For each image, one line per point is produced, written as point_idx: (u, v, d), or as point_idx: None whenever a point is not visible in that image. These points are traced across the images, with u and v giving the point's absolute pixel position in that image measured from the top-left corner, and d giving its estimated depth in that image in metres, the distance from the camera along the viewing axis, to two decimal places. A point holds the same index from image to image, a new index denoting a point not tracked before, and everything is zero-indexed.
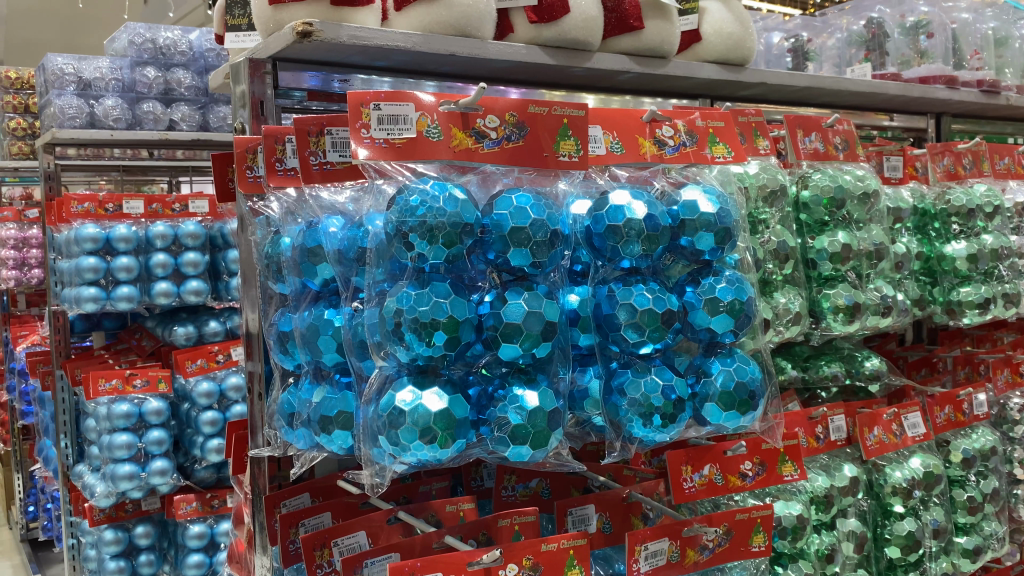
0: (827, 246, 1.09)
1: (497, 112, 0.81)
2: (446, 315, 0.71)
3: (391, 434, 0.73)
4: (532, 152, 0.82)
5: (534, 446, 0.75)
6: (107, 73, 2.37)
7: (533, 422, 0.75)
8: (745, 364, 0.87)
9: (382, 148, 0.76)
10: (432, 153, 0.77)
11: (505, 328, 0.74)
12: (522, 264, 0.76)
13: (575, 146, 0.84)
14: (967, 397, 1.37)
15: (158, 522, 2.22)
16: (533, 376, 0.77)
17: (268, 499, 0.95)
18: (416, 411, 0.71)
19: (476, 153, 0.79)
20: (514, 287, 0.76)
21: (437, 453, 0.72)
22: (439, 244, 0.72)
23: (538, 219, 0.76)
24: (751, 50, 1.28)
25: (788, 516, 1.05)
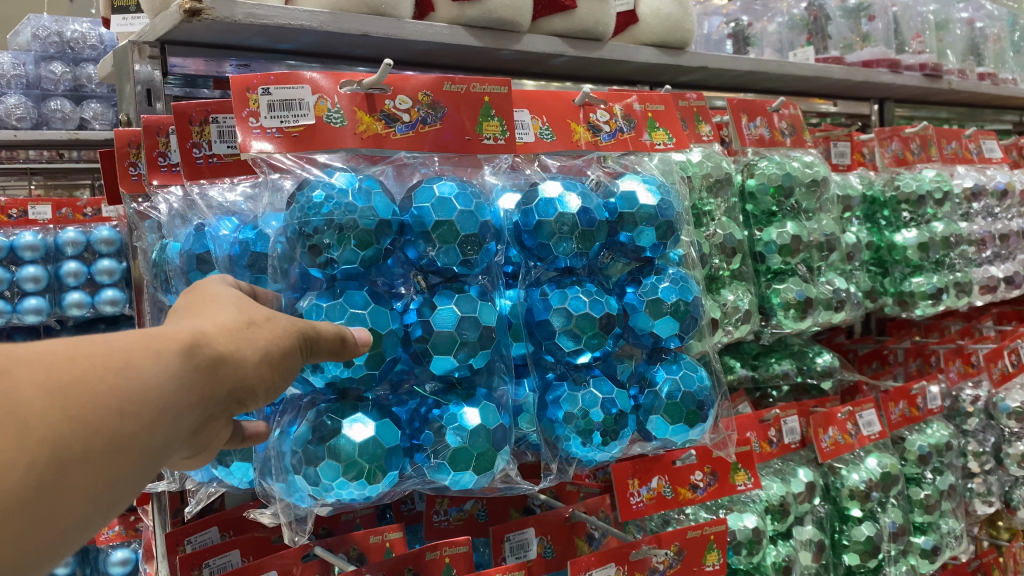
0: (775, 238, 1.02)
1: (408, 92, 0.71)
2: (365, 329, 0.62)
3: (307, 472, 0.63)
4: (452, 136, 0.73)
5: (478, 472, 0.66)
6: (9, 69, 2.19)
7: (476, 445, 0.65)
8: (693, 372, 0.79)
9: (275, 139, 0.67)
10: (336, 142, 0.68)
11: (436, 339, 0.64)
12: (453, 263, 0.66)
13: (500, 128, 0.76)
14: (920, 391, 1.33)
15: (77, 549, 2.03)
16: (472, 391, 0.68)
17: (169, 536, 0.83)
18: (335, 444, 0.62)
19: (387, 139, 0.70)
20: (443, 291, 0.67)
21: (366, 488, 0.63)
22: (351, 245, 0.62)
23: (466, 211, 0.67)
24: (691, 32, 1.20)
25: (742, 529, 0.98)
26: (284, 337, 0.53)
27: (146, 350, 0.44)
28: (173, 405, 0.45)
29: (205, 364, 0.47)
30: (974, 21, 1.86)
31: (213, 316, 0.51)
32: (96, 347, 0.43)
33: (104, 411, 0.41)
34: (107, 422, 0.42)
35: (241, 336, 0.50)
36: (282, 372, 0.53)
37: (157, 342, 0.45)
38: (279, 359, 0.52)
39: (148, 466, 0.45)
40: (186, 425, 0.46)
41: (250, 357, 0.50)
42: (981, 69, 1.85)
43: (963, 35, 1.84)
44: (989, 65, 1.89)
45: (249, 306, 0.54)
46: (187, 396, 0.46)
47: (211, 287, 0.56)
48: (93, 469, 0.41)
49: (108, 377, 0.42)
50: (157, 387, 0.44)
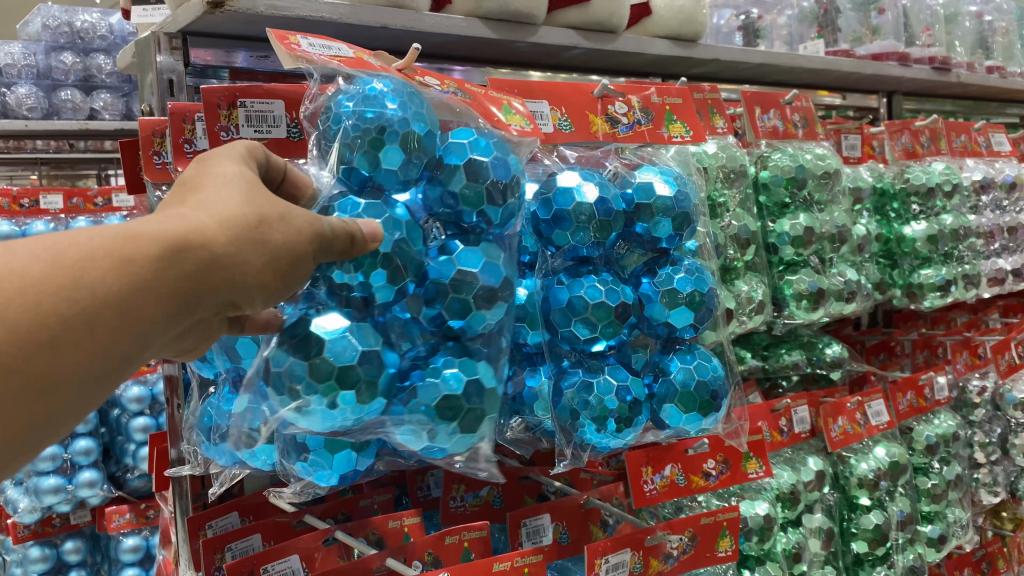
0: (788, 230, 1.03)
1: (437, 75, 0.77)
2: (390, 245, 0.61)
3: (296, 365, 0.58)
4: (480, 109, 0.74)
5: (461, 427, 0.63)
6: (19, 59, 2.19)
7: (469, 395, 0.62)
8: (707, 362, 0.80)
9: (317, 57, 0.68)
10: (378, 72, 0.71)
11: (455, 279, 0.62)
12: (478, 206, 0.65)
13: (523, 121, 0.76)
14: (929, 382, 1.34)
15: (89, 536, 2.02)
16: (472, 348, 0.65)
17: (191, 521, 0.85)
18: (336, 342, 0.58)
19: (427, 95, 0.72)
20: (463, 238, 0.66)
21: (349, 404, 0.59)
22: (395, 146, 0.62)
23: (500, 160, 0.66)
24: (704, 25, 1.21)
25: (754, 516, 0.99)
26: (296, 241, 0.53)
27: (115, 259, 0.47)
28: (134, 318, 0.48)
29: (187, 270, 0.49)
30: (983, 15, 1.86)
31: (221, 209, 0.51)
32: (44, 269, 0.46)
33: (46, 334, 0.45)
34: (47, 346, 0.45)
35: (244, 235, 0.51)
36: (291, 275, 0.53)
37: (126, 254, 0.47)
38: (290, 261, 0.53)
39: (115, 369, 0.49)
40: (158, 330, 0.50)
41: (252, 259, 0.51)
42: (989, 63, 1.85)
43: (971, 28, 1.84)
44: (997, 58, 1.89)
45: (267, 193, 0.54)
46: (160, 298, 0.49)
47: (222, 163, 0.56)
48: (39, 384, 0.46)
49: (56, 300, 0.45)
50: (117, 304, 0.47)
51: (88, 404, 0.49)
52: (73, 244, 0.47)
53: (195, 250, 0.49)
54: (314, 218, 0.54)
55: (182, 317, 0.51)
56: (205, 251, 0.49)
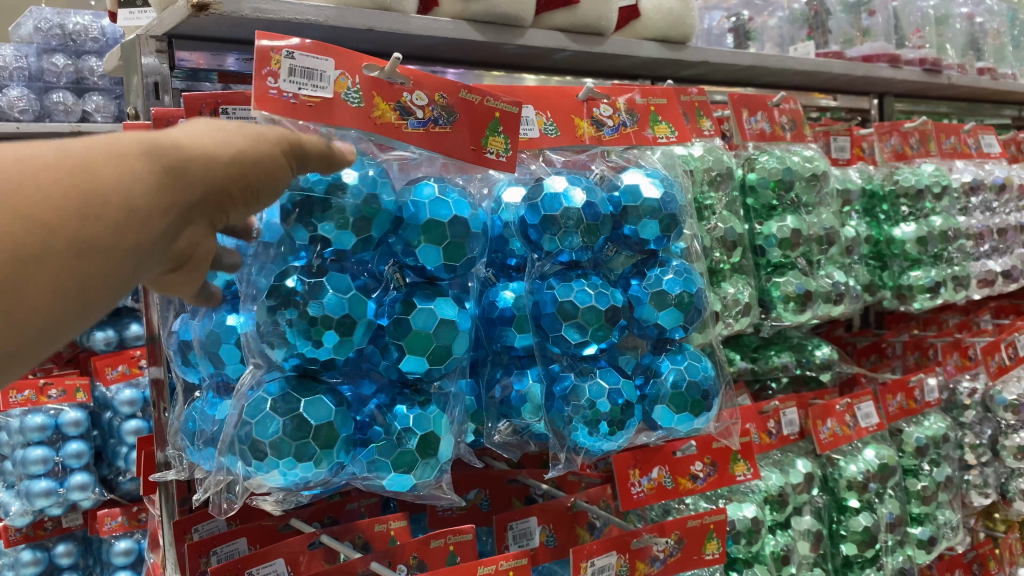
0: (775, 232, 1.03)
1: (427, 89, 0.73)
2: (344, 313, 0.62)
3: (256, 442, 0.63)
4: (458, 143, 0.74)
5: (419, 475, 0.67)
6: (11, 62, 2.19)
7: (423, 450, 0.66)
8: (697, 361, 0.80)
9: (286, 103, 0.66)
10: (349, 119, 0.69)
11: (410, 341, 0.65)
12: (433, 263, 0.67)
13: (504, 144, 0.76)
14: (919, 384, 1.34)
15: (81, 540, 2.02)
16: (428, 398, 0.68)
17: (176, 525, 0.85)
18: (292, 420, 0.62)
19: (400, 130, 0.71)
20: (421, 291, 0.67)
21: (310, 475, 0.63)
22: (346, 228, 0.63)
23: (458, 217, 0.67)
24: (693, 27, 1.21)
25: (741, 519, 0.99)
26: (263, 142, 0.52)
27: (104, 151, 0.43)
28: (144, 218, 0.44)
29: (172, 163, 0.46)
30: (975, 16, 1.86)
31: (184, 128, 0.49)
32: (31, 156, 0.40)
33: (60, 211, 0.40)
34: (63, 222, 0.40)
35: (214, 137, 0.49)
36: (266, 177, 0.52)
37: (122, 149, 0.44)
38: (262, 160, 0.51)
39: (129, 273, 0.44)
40: (164, 233, 0.45)
41: (227, 156, 0.49)
42: (981, 64, 1.86)
43: (962, 30, 1.84)
44: (988, 59, 1.89)
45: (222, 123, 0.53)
46: (155, 193, 0.45)
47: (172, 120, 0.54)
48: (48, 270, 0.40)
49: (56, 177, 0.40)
50: (126, 194, 0.43)
51: (91, 312, 0.43)
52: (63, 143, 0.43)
53: (178, 151, 0.46)
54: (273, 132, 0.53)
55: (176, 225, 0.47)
56: (189, 150, 0.47)
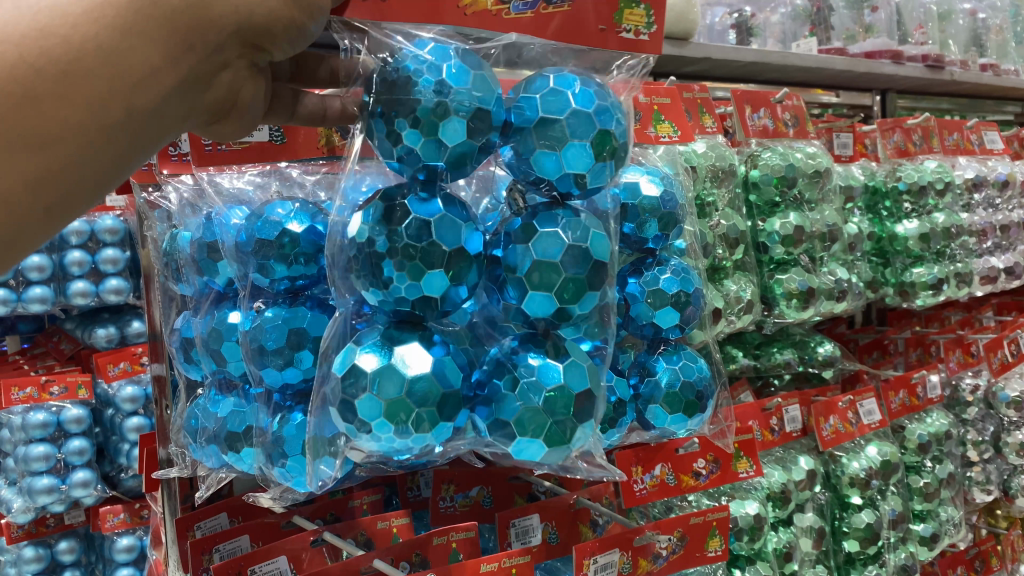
0: (778, 229, 1.03)
1: None
2: (447, 246, 0.53)
3: (348, 404, 0.54)
4: (579, 25, 0.65)
5: (547, 444, 0.56)
6: None
7: (553, 407, 0.56)
8: (692, 362, 0.79)
9: (362, 4, 0.58)
10: (438, 12, 0.60)
11: (531, 271, 0.55)
12: (554, 173, 0.57)
13: (642, 18, 0.68)
14: (921, 380, 1.34)
15: (83, 536, 2.02)
16: (561, 346, 0.59)
17: (179, 522, 0.85)
18: (384, 375, 0.53)
19: (500, 17, 0.62)
20: (545, 212, 0.57)
21: (412, 439, 0.53)
22: (436, 138, 0.54)
23: (579, 111, 0.57)
24: (694, 24, 1.20)
25: (744, 515, 0.99)
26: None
27: (94, 23, 0.50)
28: (136, 71, 0.52)
29: (167, 27, 0.52)
30: (978, 13, 1.85)
31: None
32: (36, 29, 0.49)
33: (57, 85, 0.50)
34: (61, 94, 0.50)
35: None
36: (291, 23, 0.56)
37: (102, 9, 0.50)
38: (284, 4, 0.55)
39: (133, 128, 0.54)
40: (163, 87, 0.53)
41: (235, 7, 0.53)
42: (984, 60, 1.85)
43: (964, 26, 1.84)
44: (991, 56, 1.88)
45: None
46: (146, 60, 0.52)
47: None
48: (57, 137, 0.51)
49: (51, 53, 0.49)
50: (104, 63, 0.50)
51: (107, 161, 0.54)
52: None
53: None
54: None
55: (182, 82, 0.55)
56: (178, 4, 0.52)
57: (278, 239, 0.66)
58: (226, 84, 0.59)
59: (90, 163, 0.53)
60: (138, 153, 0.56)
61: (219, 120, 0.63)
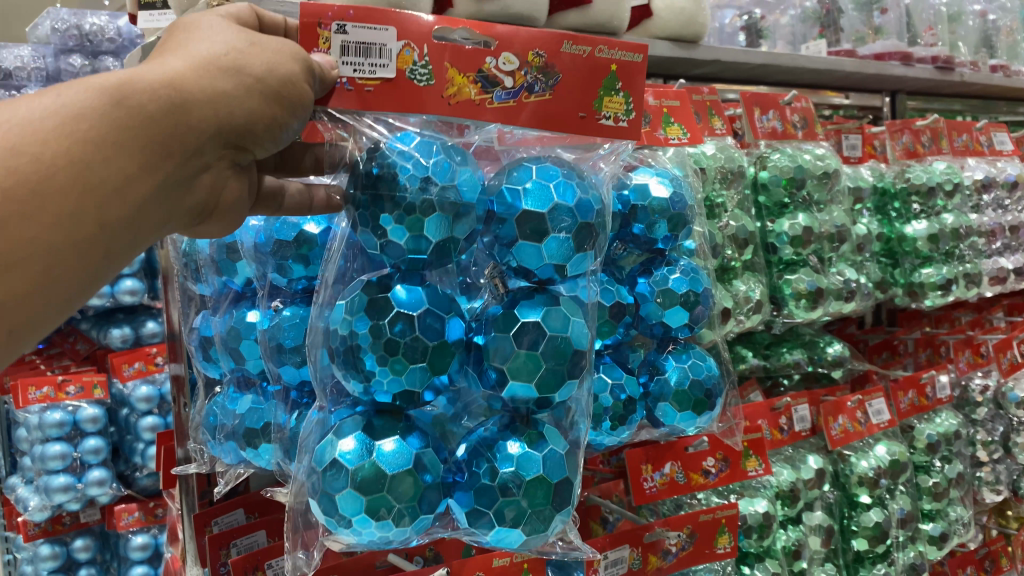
0: (787, 230, 1.04)
1: (515, 51, 0.67)
2: (424, 340, 0.57)
3: (329, 497, 0.57)
4: (559, 107, 0.68)
5: (527, 533, 0.60)
6: (29, 62, 2.18)
7: (530, 498, 0.59)
8: (701, 361, 0.81)
9: (345, 91, 0.63)
10: (420, 103, 0.64)
11: (512, 364, 0.59)
12: (534, 262, 0.61)
13: (621, 105, 0.71)
14: (930, 380, 1.34)
15: (98, 534, 2.04)
16: (539, 432, 0.61)
17: (197, 518, 0.86)
18: (365, 470, 0.55)
19: (482, 107, 0.66)
20: (528, 299, 0.61)
21: (390, 531, 0.57)
22: (421, 234, 0.59)
23: (560, 204, 0.61)
24: (704, 26, 1.21)
25: (753, 513, 1.00)
26: (279, 63, 0.54)
27: (81, 119, 0.45)
28: (104, 184, 0.46)
29: (158, 116, 0.48)
30: (987, 14, 1.86)
31: (175, 61, 0.50)
32: (18, 133, 0.44)
33: (49, 193, 0.44)
34: (54, 203, 0.44)
35: (212, 68, 0.51)
36: (282, 101, 0.55)
37: (79, 106, 0.45)
38: (274, 82, 0.54)
39: (123, 233, 0.48)
40: (155, 185, 0.49)
41: (228, 86, 0.51)
42: (993, 61, 1.85)
43: (975, 27, 1.84)
44: (1001, 57, 1.89)
45: (234, 32, 0.54)
46: (139, 157, 0.47)
47: (192, 22, 0.55)
48: (43, 252, 0.44)
49: (34, 155, 0.43)
50: (96, 162, 0.45)
51: (96, 276, 0.48)
52: (20, 110, 0.45)
53: (146, 95, 0.47)
54: (276, 44, 0.55)
55: (174, 177, 0.51)
56: (166, 92, 0.48)
57: (296, 239, 0.68)
58: (207, 185, 0.55)
59: (77, 279, 0.47)
60: (119, 263, 0.50)
61: (204, 219, 0.59)
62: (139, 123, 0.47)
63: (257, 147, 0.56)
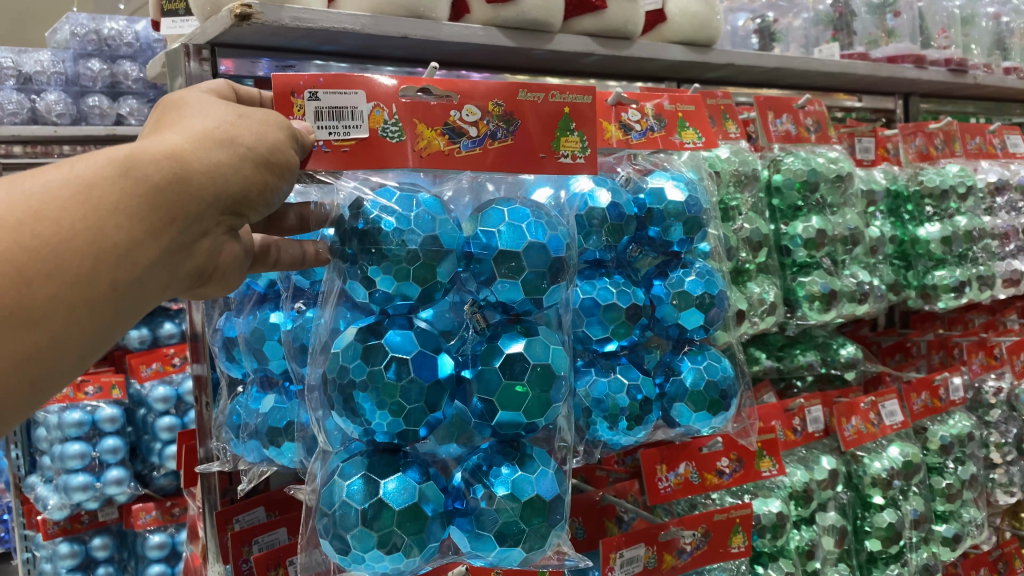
0: (800, 232, 1.05)
1: (476, 101, 0.70)
2: (417, 381, 0.59)
3: (340, 534, 0.60)
4: (523, 151, 0.72)
5: (527, 549, 0.63)
6: (49, 66, 2.21)
7: (528, 519, 0.62)
8: (716, 362, 0.82)
9: (325, 153, 0.65)
10: (394, 158, 0.67)
11: (501, 395, 0.61)
12: (514, 298, 0.64)
13: (578, 143, 0.75)
14: (943, 382, 1.35)
15: (116, 533, 2.06)
16: (529, 454, 0.64)
17: (219, 515, 0.88)
18: (373, 506, 0.59)
19: (451, 156, 0.69)
20: (507, 332, 0.64)
21: (401, 563, 0.60)
22: (408, 280, 0.61)
23: (534, 243, 0.64)
24: (718, 30, 1.22)
25: (767, 513, 1.01)
26: (268, 134, 0.57)
27: (94, 187, 0.46)
28: (113, 250, 0.46)
29: (165, 185, 0.49)
30: (1001, 15, 1.86)
31: (173, 135, 0.52)
32: (35, 201, 0.44)
33: (64, 257, 0.44)
34: (68, 266, 0.44)
35: (210, 139, 0.53)
36: (273, 170, 0.57)
37: (91, 176, 0.46)
38: (265, 152, 0.56)
39: (131, 297, 0.48)
40: (162, 250, 0.49)
41: (224, 157, 0.53)
42: (1007, 63, 1.85)
43: (988, 29, 1.84)
44: (1015, 59, 1.89)
45: (225, 108, 0.57)
46: (148, 223, 0.48)
47: (182, 98, 0.57)
48: (55, 315, 0.44)
49: (51, 221, 0.44)
50: (107, 228, 0.46)
51: (102, 338, 0.48)
52: (28, 182, 0.45)
53: (151, 166, 0.48)
54: (266, 118, 0.58)
55: (180, 242, 0.51)
56: (168, 162, 0.49)
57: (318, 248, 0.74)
58: (206, 251, 0.55)
59: (84, 343, 0.46)
60: (122, 327, 0.49)
61: (201, 283, 0.59)
62: (148, 191, 0.48)
63: (250, 216, 0.57)
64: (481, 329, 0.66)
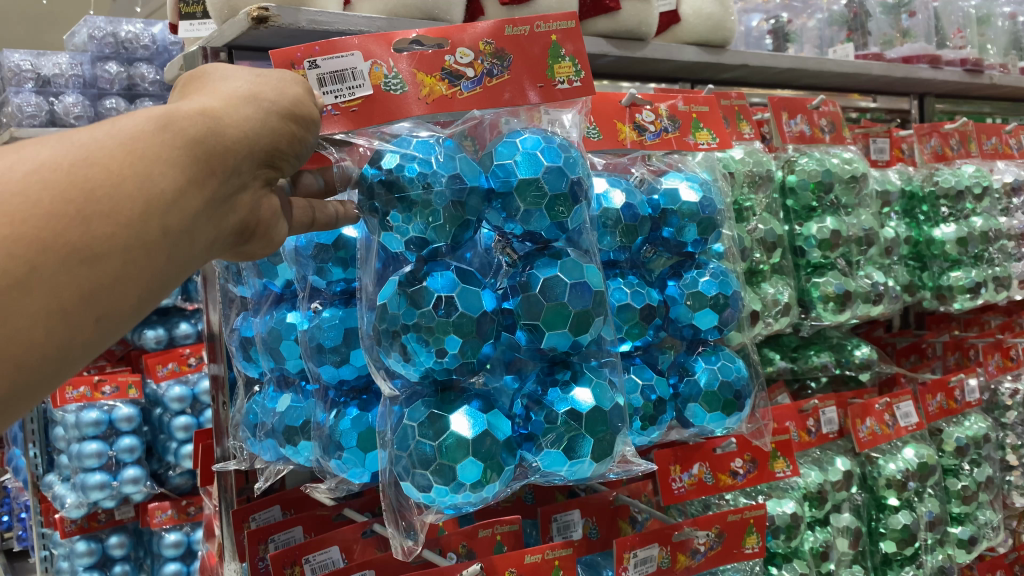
0: (814, 233, 1.05)
1: (468, 44, 0.71)
2: (465, 313, 0.61)
3: (421, 473, 0.62)
4: (521, 84, 0.72)
5: (597, 458, 0.65)
6: (67, 69, 2.23)
7: (593, 428, 0.64)
8: (730, 363, 0.82)
9: (335, 117, 0.69)
10: (400, 109, 0.70)
11: (547, 315, 0.63)
12: (543, 224, 0.65)
13: (572, 69, 0.73)
14: (959, 383, 1.34)
15: (133, 532, 2.07)
16: (579, 370, 0.66)
17: (236, 513, 0.89)
18: (447, 440, 0.61)
19: (455, 99, 0.70)
20: (540, 258, 0.66)
21: (483, 488, 0.62)
22: (438, 223, 0.63)
23: (549, 165, 0.64)
24: (732, 31, 1.22)
25: (781, 514, 1.01)
26: (289, 91, 0.56)
27: (134, 138, 0.44)
28: (161, 196, 0.44)
29: (203, 137, 0.47)
30: (1018, 16, 1.84)
31: (200, 99, 0.51)
32: (80, 151, 0.42)
33: (116, 202, 0.41)
34: (120, 211, 0.42)
35: (236, 97, 0.52)
36: (299, 129, 0.56)
37: (131, 131, 0.44)
38: (289, 108, 0.55)
39: (179, 247, 0.46)
40: (206, 200, 0.47)
41: (251, 111, 0.52)
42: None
43: (1005, 29, 1.83)
44: None
45: (245, 73, 0.55)
46: (191, 171, 0.46)
47: (200, 73, 0.56)
48: (110, 262, 0.41)
49: (97, 168, 0.41)
50: (154, 174, 0.44)
51: (154, 290, 0.45)
52: (67, 137, 0.43)
53: (186, 120, 0.47)
54: (285, 79, 0.57)
55: (221, 195, 0.49)
56: (201, 117, 0.48)
57: (335, 244, 0.72)
58: (247, 206, 0.53)
59: (138, 293, 0.44)
60: (170, 282, 0.46)
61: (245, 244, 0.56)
62: (188, 141, 0.46)
63: (280, 172, 0.55)
64: (513, 261, 0.68)
